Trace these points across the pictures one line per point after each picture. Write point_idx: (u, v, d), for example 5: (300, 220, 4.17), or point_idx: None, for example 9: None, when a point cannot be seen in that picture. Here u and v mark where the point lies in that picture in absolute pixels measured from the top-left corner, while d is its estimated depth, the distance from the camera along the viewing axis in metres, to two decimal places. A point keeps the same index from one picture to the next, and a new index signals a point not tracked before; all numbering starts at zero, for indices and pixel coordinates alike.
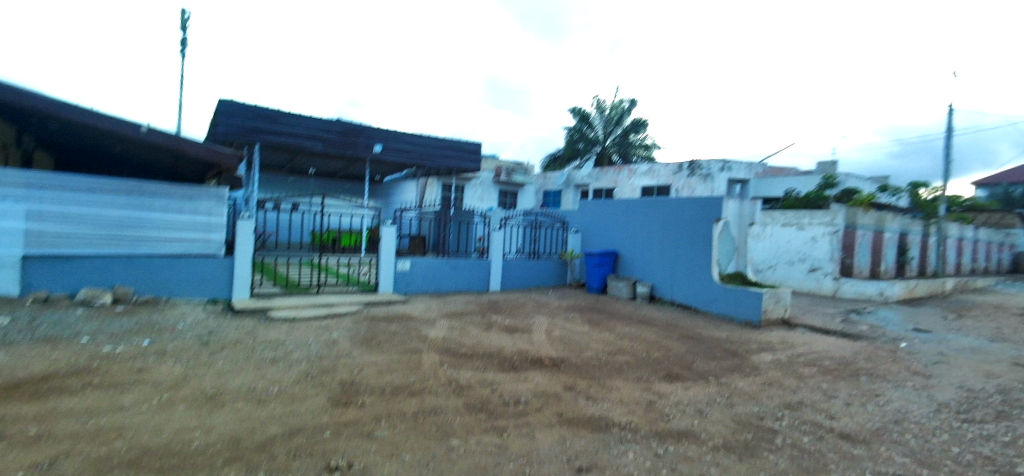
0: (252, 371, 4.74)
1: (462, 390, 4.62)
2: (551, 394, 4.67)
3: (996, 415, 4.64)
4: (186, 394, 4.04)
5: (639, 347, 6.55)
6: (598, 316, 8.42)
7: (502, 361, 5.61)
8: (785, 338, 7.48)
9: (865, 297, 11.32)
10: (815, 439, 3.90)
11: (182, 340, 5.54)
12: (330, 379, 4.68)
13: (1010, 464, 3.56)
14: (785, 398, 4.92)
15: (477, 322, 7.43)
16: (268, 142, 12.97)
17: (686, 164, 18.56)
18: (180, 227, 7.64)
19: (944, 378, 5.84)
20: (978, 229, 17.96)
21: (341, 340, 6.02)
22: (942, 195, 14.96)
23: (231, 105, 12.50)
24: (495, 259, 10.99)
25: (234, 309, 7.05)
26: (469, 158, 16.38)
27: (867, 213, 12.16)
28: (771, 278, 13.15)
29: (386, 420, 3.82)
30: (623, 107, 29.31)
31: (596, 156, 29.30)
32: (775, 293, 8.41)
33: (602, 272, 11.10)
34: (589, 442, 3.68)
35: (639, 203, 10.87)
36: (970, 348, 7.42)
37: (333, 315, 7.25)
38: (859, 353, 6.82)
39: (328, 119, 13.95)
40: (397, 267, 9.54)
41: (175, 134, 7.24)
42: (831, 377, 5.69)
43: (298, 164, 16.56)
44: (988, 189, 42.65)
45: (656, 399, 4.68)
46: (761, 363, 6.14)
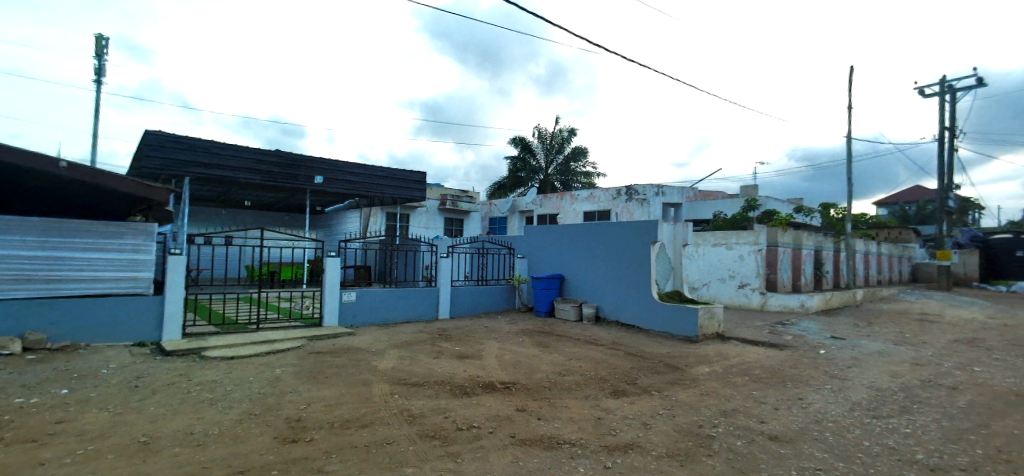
0: (189, 414, 4.49)
1: (415, 418, 4.61)
2: (503, 417, 4.75)
3: (900, 410, 5.22)
4: (116, 443, 3.78)
5: (587, 367, 6.79)
6: (546, 339, 8.62)
7: (454, 387, 5.63)
8: (720, 351, 8.00)
9: (788, 309, 12.31)
10: (747, 442, 4.23)
11: (107, 386, 5.14)
12: (275, 416, 4.51)
13: (910, 452, 4.03)
14: (721, 406, 5.28)
15: (427, 351, 7.38)
16: (199, 174, 12.38)
17: (624, 190, 19.51)
18: (103, 266, 7.10)
19: (857, 380, 6.48)
20: (880, 244, 20.03)
21: (285, 376, 5.81)
22: (848, 214, 16.64)
23: (158, 136, 11.89)
24: (444, 287, 10.99)
25: (164, 350, 6.61)
26: (414, 187, 16.38)
27: (785, 232, 13.33)
28: (706, 295, 13.97)
29: (337, 453, 3.75)
30: (564, 136, 30.44)
31: (540, 184, 30.24)
32: (708, 309, 9.00)
33: (550, 295, 11.38)
34: (542, 460, 3.80)
35: (582, 228, 11.33)
36: (877, 352, 8.26)
37: (276, 351, 6.96)
38: (785, 361, 7.42)
39: (266, 150, 13.57)
40: (342, 299, 9.32)
41: (97, 168, 6.82)
42: (761, 385, 6.16)
43: (232, 196, 15.86)
44: (888, 208, 47.72)
45: (603, 415, 4.88)
46: (698, 375, 6.54)
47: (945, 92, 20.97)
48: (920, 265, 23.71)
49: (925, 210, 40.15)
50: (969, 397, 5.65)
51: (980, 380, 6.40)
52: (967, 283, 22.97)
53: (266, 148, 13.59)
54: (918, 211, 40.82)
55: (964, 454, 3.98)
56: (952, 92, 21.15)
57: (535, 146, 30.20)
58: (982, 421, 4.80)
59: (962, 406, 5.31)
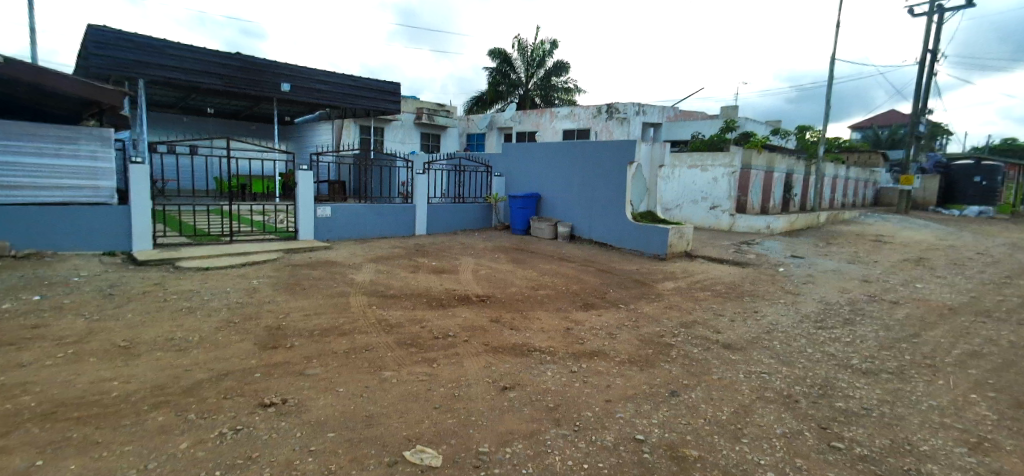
0: (167, 321, 4.55)
1: (393, 328, 4.79)
2: (478, 327, 4.98)
3: (843, 321, 5.68)
4: (96, 347, 3.85)
5: (559, 282, 7.07)
6: (521, 255, 8.84)
7: (430, 299, 5.83)
8: (686, 268, 8.40)
9: (754, 230, 12.79)
10: (703, 350, 4.59)
11: (80, 294, 5.11)
12: (255, 325, 4.62)
13: (847, 358, 4.44)
14: (682, 318, 5.65)
15: (403, 265, 7.51)
16: (153, 77, 11.41)
17: (605, 107, 19.07)
18: (59, 173, 6.75)
19: (809, 295, 6.96)
20: (849, 169, 20.53)
21: (263, 287, 5.88)
22: (823, 138, 16.78)
23: (103, 33, 10.76)
24: (421, 203, 10.92)
25: (136, 260, 6.53)
26: (388, 99, 15.64)
27: (760, 155, 13.47)
28: (678, 216, 14.30)
29: (317, 359, 3.92)
30: (545, 49, 28.95)
31: (519, 99, 29.18)
32: (679, 229, 9.26)
33: (526, 213, 11.47)
34: (513, 365, 4.05)
35: (560, 146, 11.19)
36: (831, 270, 8.81)
37: (251, 263, 6.96)
38: (745, 278, 7.87)
39: (225, 52, 12.49)
40: (316, 214, 9.19)
41: (39, 66, 6.23)
42: (722, 299, 6.57)
43: (192, 103, 14.86)
44: (860, 133, 48.36)
45: (572, 326, 5.18)
46: (664, 290, 6.90)
47: (933, 11, 20.33)
48: (883, 190, 24.59)
49: (896, 135, 40.83)
50: (906, 310, 6.17)
51: (920, 296, 6.96)
52: (923, 207, 24.13)
53: (225, 50, 12.52)
54: (890, 135, 41.50)
55: (894, 359, 4.42)
56: (941, 12, 20.52)
57: (515, 58, 28.73)
58: (915, 331, 5.29)
59: (900, 318, 5.81)
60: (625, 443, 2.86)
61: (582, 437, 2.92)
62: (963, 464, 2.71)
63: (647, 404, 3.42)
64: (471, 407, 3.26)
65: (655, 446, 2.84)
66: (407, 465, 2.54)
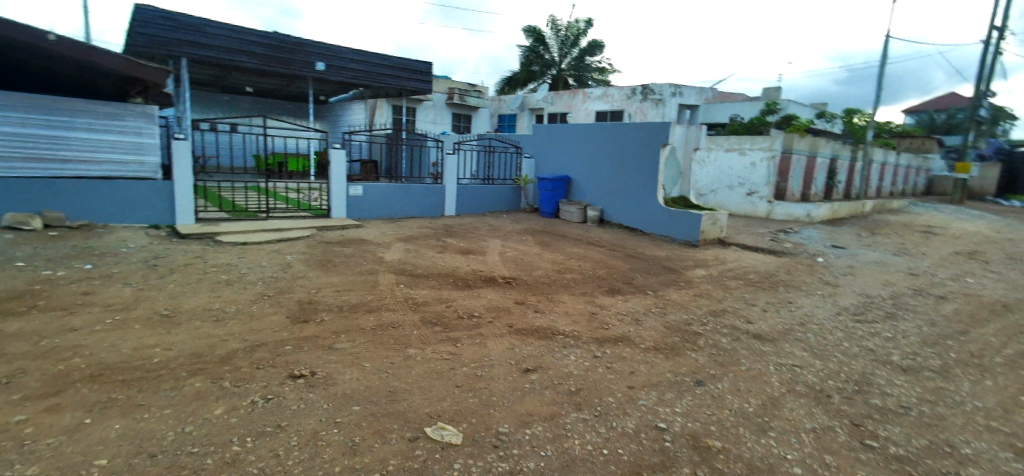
0: (205, 293, 4.75)
1: (419, 306, 4.87)
2: (502, 308, 5.01)
3: (885, 316, 5.42)
4: (140, 314, 4.07)
5: (586, 265, 7.01)
6: (549, 238, 8.79)
7: (457, 280, 5.87)
8: (718, 256, 8.17)
9: (793, 218, 12.30)
10: (732, 339, 4.47)
11: (127, 264, 5.40)
12: (288, 299, 4.78)
13: (886, 354, 4.24)
14: (712, 306, 5.51)
15: (431, 245, 7.60)
16: (195, 56, 11.75)
17: (639, 88, 18.53)
18: (108, 148, 7.09)
19: (848, 287, 6.67)
20: (900, 155, 19.37)
21: (296, 262, 6.06)
22: (873, 121, 15.83)
23: (148, 12, 11.10)
24: (450, 183, 10.97)
25: (178, 234, 6.83)
26: (420, 78, 15.63)
27: (803, 138, 12.85)
28: (713, 202, 13.88)
29: (345, 334, 4.03)
30: (580, 27, 28.26)
31: (552, 80, 28.70)
32: (713, 215, 8.99)
33: (555, 196, 11.36)
34: (536, 347, 4.06)
35: (591, 128, 10.97)
36: (875, 261, 8.39)
37: (286, 239, 7.18)
38: (781, 267, 7.60)
39: (262, 31, 12.72)
40: (348, 192, 9.36)
41: (89, 44, 6.51)
42: (754, 288, 6.36)
43: (232, 81, 15.27)
44: (915, 118, 45.45)
45: (597, 311, 5.13)
46: (694, 278, 6.74)
47: None
48: (937, 178, 23.15)
49: (955, 120, 38.16)
50: (954, 306, 5.83)
51: (971, 291, 6.56)
52: (980, 197, 22.62)
53: (263, 30, 12.74)
54: (947, 120, 38.87)
55: (939, 357, 4.19)
56: None
57: (549, 37, 28.17)
58: (962, 328, 5.00)
59: (947, 313, 5.50)
60: (645, 431, 2.83)
61: (603, 422, 2.90)
62: (1008, 470, 2.56)
63: (671, 392, 3.36)
64: (493, 387, 3.29)
65: (676, 435, 2.80)
66: (428, 441, 2.59)
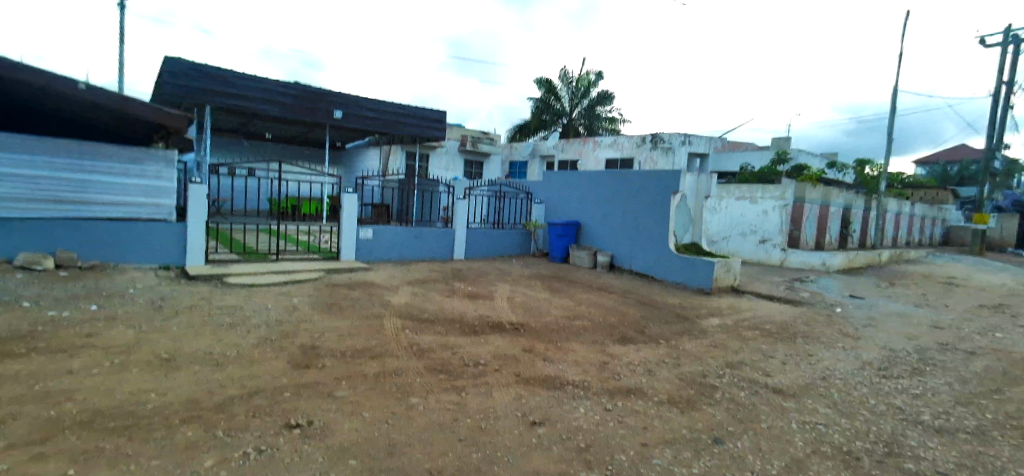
0: (208, 336, 4.69)
1: (423, 353, 4.72)
2: (510, 356, 4.85)
3: (912, 371, 5.14)
4: (140, 358, 4.00)
5: (596, 312, 6.83)
6: (558, 284, 8.67)
7: (463, 326, 5.74)
8: (733, 304, 7.96)
9: (808, 267, 12.06)
10: (751, 394, 4.24)
11: (134, 305, 5.38)
12: (290, 343, 4.68)
13: (917, 413, 3.98)
14: (728, 358, 5.28)
15: (439, 289, 7.52)
16: (220, 104, 12.28)
17: (649, 137, 18.86)
18: (127, 191, 7.26)
19: (871, 339, 6.39)
20: (915, 205, 19.19)
21: (301, 306, 6.00)
22: (885, 171, 15.81)
23: (179, 64, 11.72)
24: (460, 228, 11.02)
25: (188, 275, 6.85)
26: (434, 126, 16.09)
27: (815, 188, 12.82)
28: (725, 249, 13.72)
29: (346, 381, 3.90)
30: (590, 79, 29.24)
31: (563, 128, 29.40)
32: (725, 262, 8.84)
33: (565, 241, 11.32)
34: (544, 399, 3.88)
35: (601, 174, 11.08)
36: (897, 313, 8.10)
37: (294, 281, 7.16)
38: (799, 318, 7.35)
39: (285, 81, 13.30)
40: (359, 235, 9.42)
41: (122, 94, 6.84)
42: (771, 339, 6.12)
43: (253, 128, 15.85)
44: (927, 169, 45.41)
45: (608, 360, 4.93)
46: (709, 327, 6.53)
47: (1009, 40, 19.05)
48: (954, 228, 22.79)
49: (968, 171, 38.01)
50: (986, 362, 5.53)
51: (1002, 346, 6.25)
52: (1001, 248, 22.11)
53: (286, 80, 13.33)
54: (960, 171, 38.76)
55: (974, 418, 3.92)
56: (1017, 41, 19.20)
57: (560, 88, 29.13)
58: (996, 386, 4.71)
59: (978, 370, 5.21)
60: None
61: None
62: None
63: (687, 450, 3.15)
64: (497, 441, 3.11)
65: None
66: None
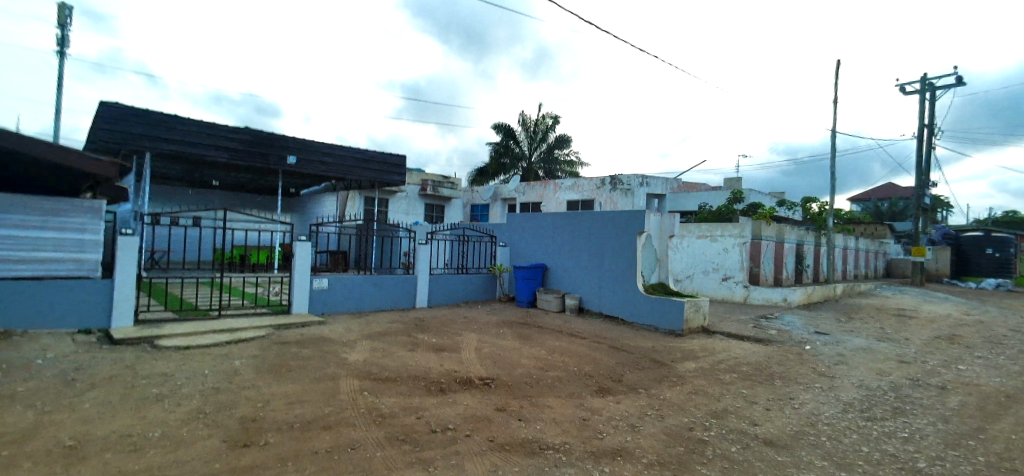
0: (127, 413, 3.98)
1: (384, 419, 4.20)
2: (481, 418, 4.38)
3: (893, 412, 5.05)
4: (35, 447, 3.29)
5: (569, 361, 6.47)
6: (528, 331, 8.29)
7: (429, 383, 5.23)
8: (706, 345, 7.81)
9: (771, 303, 12.28)
10: (742, 448, 3.96)
11: (39, 379, 4.58)
12: (227, 416, 4.05)
13: (912, 460, 3.80)
14: (711, 406, 5.01)
15: (401, 342, 6.98)
16: (161, 150, 11.56)
17: (608, 179, 19.24)
18: (41, 245, 6.36)
19: (846, 378, 6.34)
20: (858, 240, 20.27)
21: (245, 369, 5.34)
22: (831, 209, 16.66)
23: (115, 108, 11.02)
24: (423, 274, 10.55)
25: (112, 339, 6.03)
26: (393, 170, 15.77)
27: (770, 225, 13.24)
28: (689, 287, 13.81)
29: (293, 461, 3.34)
30: (548, 124, 30.02)
31: (523, 172, 29.79)
32: (694, 302, 8.78)
33: (531, 285, 11.04)
34: (522, 469, 3.45)
35: (566, 216, 10.99)
36: (862, 348, 8.19)
37: (237, 341, 6.45)
38: (772, 357, 7.26)
39: (234, 126, 12.77)
40: (312, 286, 8.78)
41: (57, 144, 6.33)
42: (750, 382, 5.94)
43: (200, 175, 14.99)
44: (860, 206, 48.84)
45: (588, 416, 4.56)
46: (686, 372, 6.29)
47: (924, 90, 21.09)
48: (894, 261, 24.17)
49: (897, 207, 41.11)
50: (959, 397, 5.52)
51: (968, 379, 6.33)
52: (938, 279, 23.53)
53: (236, 125, 12.82)
54: (891, 208, 41.86)
55: (967, 462, 3.78)
56: (931, 90, 21.28)
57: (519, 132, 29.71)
58: (977, 424, 4.65)
59: (955, 407, 5.17)
60: None
61: None
62: None
63: None
64: None
65: None
66: None
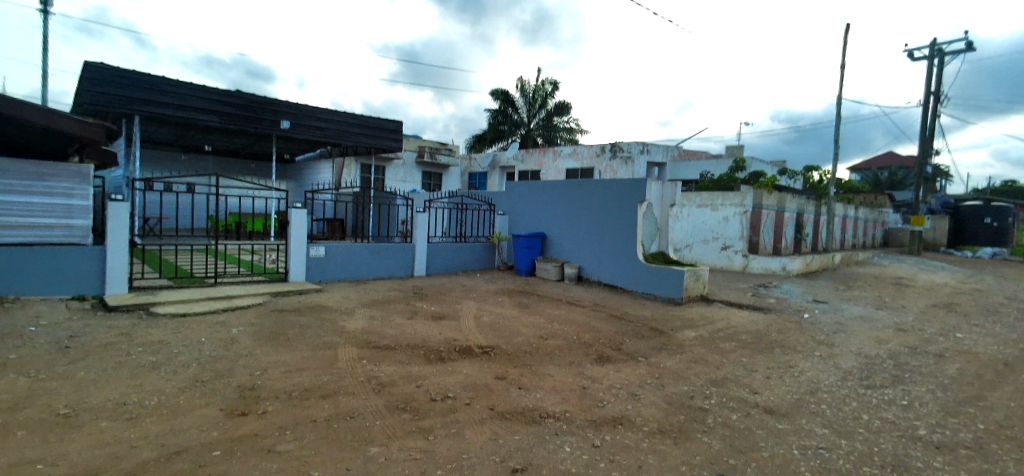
0: (123, 382, 3.93)
1: (384, 388, 4.16)
2: (481, 386, 4.35)
3: (893, 380, 5.05)
4: (30, 416, 3.24)
5: (569, 330, 6.45)
6: (527, 299, 8.25)
7: (428, 352, 5.20)
8: (705, 314, 7.79)
9: (770, 272, 12.27)
10: (743, 416, 3.95)
11: (32, 346, 4.51)
12: (226, 385, 4.01)
13: (913, 428, 3.80)
14: (711, 374, 5.00)
15: (400, 311, 6.94)
16: (150, 114, 11.18)
17: (608, 147, 18.92)
18: (30, 211, 6.20)
19: (844, 346, 6.34)
20: (858, 209, 20.18)
21: (242, 337, 5.29)
22: (833, 177, 16.48)
23: (98, 69, 10.55)
24: (421, 242, 10.43)
25: (106, 306, 5.95)
26: (389, 136, 15.43)
27: (771, 194, 13.10)
28: (688, 256, 13.78)
29: (292, 430, 3.30)
30: (547, 90, 29.30)
31: (521, 139, 29.30)
32: (695, 271, 8.72)
33: (530, 254, 10.97)
34: (523, 437, 3.42)
35: (566, 184, 10.81)
36: (860, 317, 8.20)
37: (233, 308, 6.39)
38: (771, 326, 7.27)
39: (224, 89, 12.32)
40: (309, 254, 8.67)
41: (46, 107, 6.10)
42: (750, 351, 5.94)
43: (191, 140, 14.64)
44: (860, 175, 48.55)
45: (588, 385, 4.53)
46: (685, 340, 6.28)
47: (934, 55, 20.55)
48: (892, 230, 24.17)
49: (897, 176, 40.91)
50: (957, 366, 5.53)
51: (965, 347, 6.34)
52: (935, 248, 23.59)
53: (226, 88, 12.37)
54: (891, 177, 41.62)
55: (967, 430, 3.78)
56: (940, 55, 20.72)
57: (517, 98, 29.05)
58: (975, 392, 4.66)
59: (954, 375, 5.18)
60: None
61: None
62: None
63: None
64: None
65: None
66: None
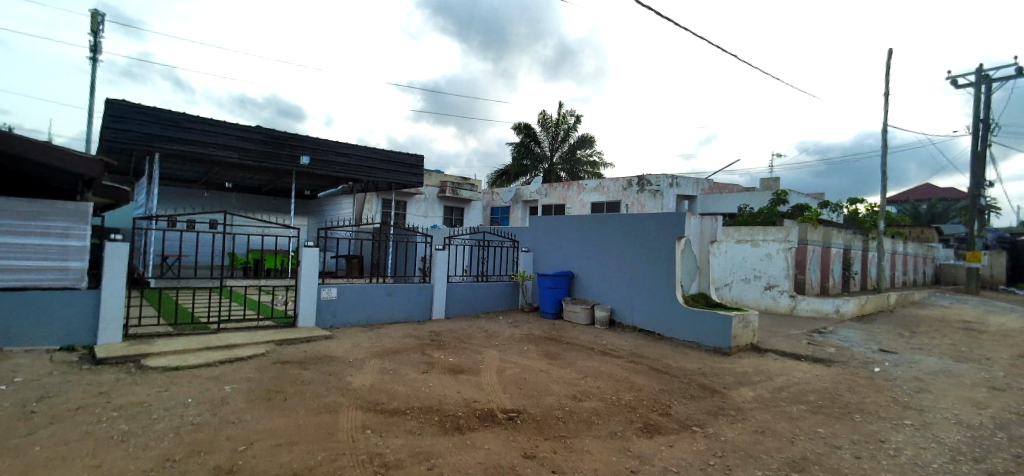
0: (77, 462, 3.27)
1: (388, 471, 3.40)
2: (506, 469, 3.55)
3: (1017, 463, 4.04)
4: None
5: (606, 388, 5.62)
6: (555, 348, 7.43)
7: (444, 418, 4.44)
8: (759, 367, 6.84)
9: (821, 314, 11.16)
10: None
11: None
12: (199, 466, 3.31)
13: None
14: (785, 452, 4.10)
15: (415, 362, 6.23)
16: (170, 151, 11.10)
17: (635, 180, 18.26)
18: (21, 253, 5.83)
19: (936, 412, 5.31)
20: (907, 244, 18.81)
21: (235, 397, 4.65)
22: (882, 210, 15.30)
23: (119, 107, 10.53)
24: (440, 282, 9.78)
25: (94, 359, 5.42)
26: (410, 172, 15.15)
27: (817, 229, 12.12)
28: (728, 296, 12.79)
29: None
30: (569, 124, 29.05)
31: (544, 173, 28.95)
32: (743, 316, 7.81)
33: (557, 294, 10.20)
34: None
35: (594, 219, 10.10)
36: (941, 371, 7.08)
37: (232, 361, 5.78)
38: (840, 383, 6.26)
39: (245, 125, 12.25)
40: (320, 296, 8.11)
41: (37, 141, 5.80)
42: (824, 418, 4.99)
43: (214, 177, 14.62)
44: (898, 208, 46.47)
45: (637, 468, 3.68)
46: (743, 403, 5.36)
47: (980, 82, 19.48)
48: (945, 266, 22.48)
49: (937, 209, 39.00)
50: None
51: None
52: (993, 286, 21.75)
53: (247, 124, 12.29)
54: (931, 209, 39.62)
55: None
56: (987, 82, 19.65)
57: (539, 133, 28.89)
58: None
59: None
60: None
61: None
62: None
63: None
64: None
65: None
66: None
